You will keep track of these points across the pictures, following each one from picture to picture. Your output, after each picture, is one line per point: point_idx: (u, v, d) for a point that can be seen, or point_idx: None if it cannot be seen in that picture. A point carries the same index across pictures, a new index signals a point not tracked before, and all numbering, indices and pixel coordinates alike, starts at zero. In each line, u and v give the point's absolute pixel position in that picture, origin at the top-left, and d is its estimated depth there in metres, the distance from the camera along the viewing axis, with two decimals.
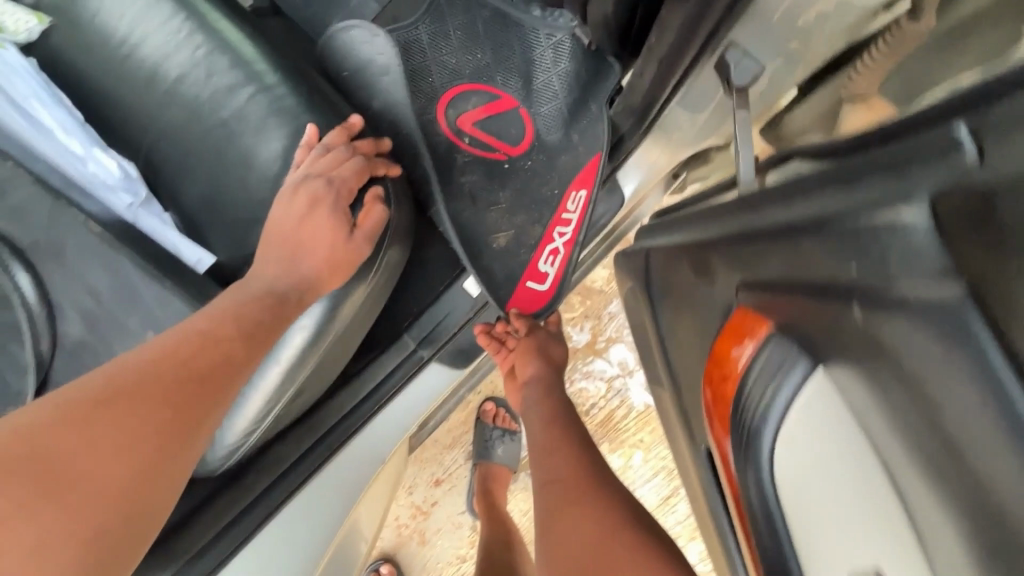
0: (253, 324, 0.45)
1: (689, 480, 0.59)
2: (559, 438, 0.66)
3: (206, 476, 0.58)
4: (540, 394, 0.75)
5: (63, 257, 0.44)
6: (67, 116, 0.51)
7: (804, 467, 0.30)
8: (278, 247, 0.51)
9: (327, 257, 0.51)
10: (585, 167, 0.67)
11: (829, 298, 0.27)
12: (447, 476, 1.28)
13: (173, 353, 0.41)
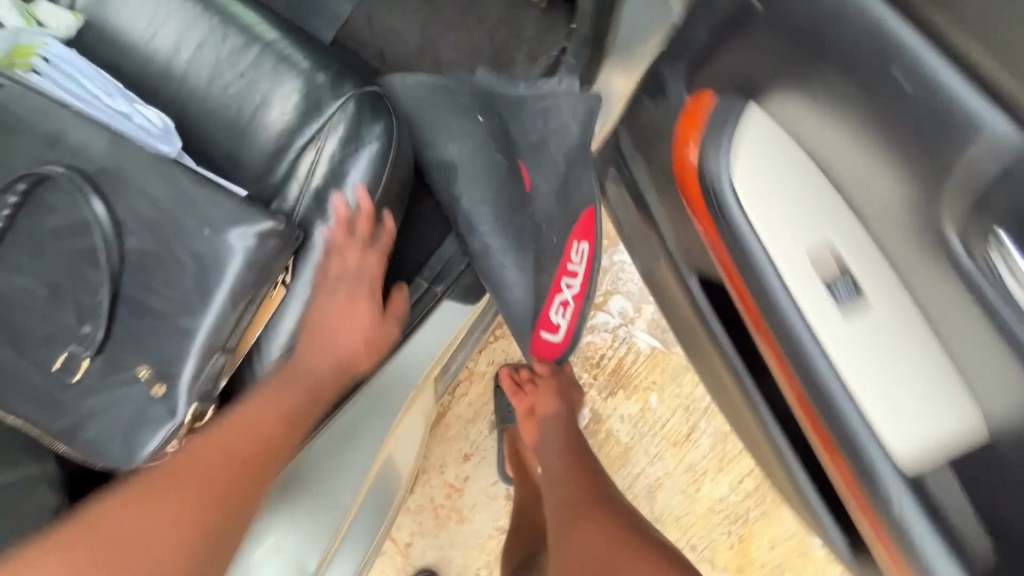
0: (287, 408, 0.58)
1: (697, 333, 0.65)
2: (572, 468, 0.85)
3: None
4: (561, 435, 0.89)
5: (124, 178, 0.52)
6: (108, 85, 0.60)
7: (759, 174, 0.45)
8: (323, 337, 0.62)
9: (361, 346, 0.65)
10: (584, 218, 0.63)
11: (759, 47, 0.44)
12: (475, 450, 1.31)
13: (221, 444, 0.53)
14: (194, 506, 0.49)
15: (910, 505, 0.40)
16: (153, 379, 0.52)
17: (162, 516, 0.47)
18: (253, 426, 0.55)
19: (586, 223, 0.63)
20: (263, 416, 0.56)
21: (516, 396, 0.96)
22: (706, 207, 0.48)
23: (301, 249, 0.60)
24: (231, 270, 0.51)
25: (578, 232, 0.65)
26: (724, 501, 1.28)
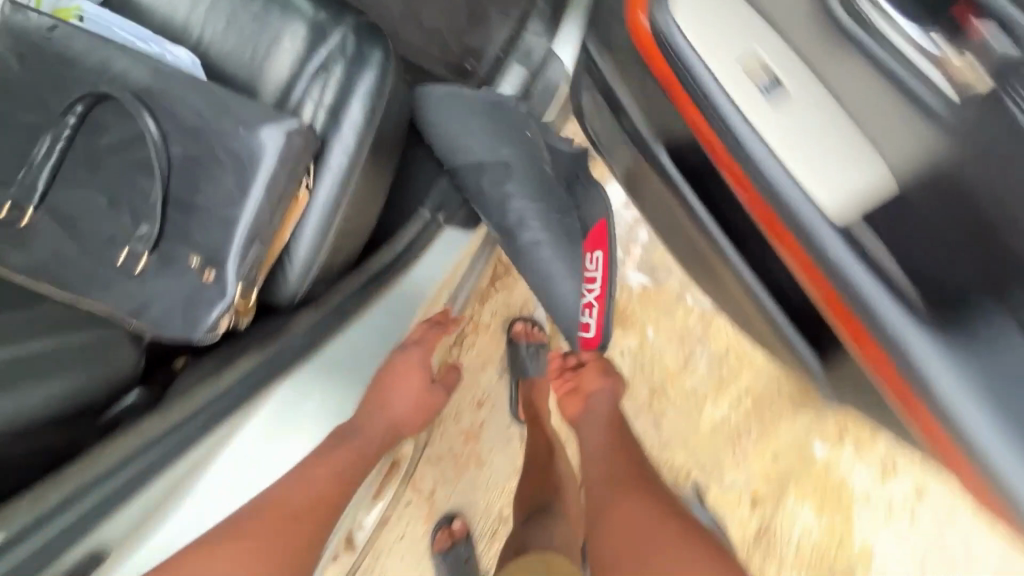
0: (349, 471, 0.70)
1: (674, 211, 0.76)
2: (612, 455, 0.87)
3: (291, 297, 0.72)
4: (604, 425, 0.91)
5: (168, 92, 0.60)
6: (139, 32, 0.70)
7: (693, 13, 0.55)
8: (380, 399, 0.78)
9: (409, 418, 0.81)
10: (597, 230, 0.83)
11: None
12: (487, 396, 1.38)
13: (296, 493, 0.64)
14: (274, 538, 0.59)
15: (865, 277, 0.47)
16: (204, 264, 0.60)
17: (241, 555, 0.56)
18: (326, 466, 0.68)
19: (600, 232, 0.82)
20: (321, 477, 0.67)
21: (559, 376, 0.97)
22: (671, 59, 0.57)
23: (319, 159, 0.69)
24: (265, 162, 0.60)
25: (592, 243, 0.83)
26: (724, 420, 1.36)
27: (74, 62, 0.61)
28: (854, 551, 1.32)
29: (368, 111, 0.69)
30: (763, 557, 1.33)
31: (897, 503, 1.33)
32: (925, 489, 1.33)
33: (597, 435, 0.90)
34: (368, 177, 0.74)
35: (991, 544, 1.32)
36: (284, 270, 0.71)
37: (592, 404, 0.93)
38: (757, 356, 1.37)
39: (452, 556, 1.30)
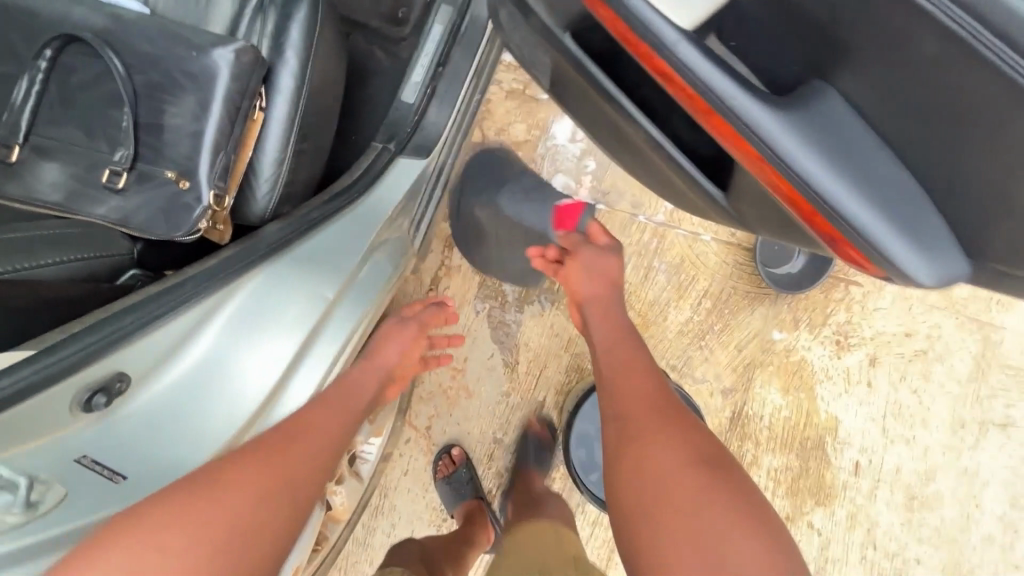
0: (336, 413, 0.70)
1: (589, 95, 0.85)
2: (641, 370, 0.87)
3: (264, 213, 0.80)
4: (603, 323, 1.01)
5: (124, 32, 0.69)
6: None
7: None
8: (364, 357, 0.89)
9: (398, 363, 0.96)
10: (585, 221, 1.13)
11: None
12: (468, 332, 1.46)
13: (289, 428, 0.63)
14: (280, 461, 0.59)
15: (730, 85, 0.54)
16: (177, 176, 0.69)
17: (242, 485, 0.54)
18: (327, 407, 0.69)
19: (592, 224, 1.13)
20: (316, 419, 0.67)
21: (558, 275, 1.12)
22: None
23: (269, 83, 0.77)
24: (219, 81, 0.69)
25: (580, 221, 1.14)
26: (688, 322, 1.48)
27: (39, 15, 0.69)
28: (821, 422, 1.45)
29: (305, 34, 0.78)
30: (739, 440, 1.45)
31: (853, 373, 1.46)
32: (875, 357, 1.46)
33: (608, 362, 0.92)
34: (317, 99, 0.82)
35: (939, 397, 1.45)
36: (251, 189, 0.79)
37: (608, 330, 0.99)
38: (710, 260, 1.48)
39: (455, 480, 1.39)
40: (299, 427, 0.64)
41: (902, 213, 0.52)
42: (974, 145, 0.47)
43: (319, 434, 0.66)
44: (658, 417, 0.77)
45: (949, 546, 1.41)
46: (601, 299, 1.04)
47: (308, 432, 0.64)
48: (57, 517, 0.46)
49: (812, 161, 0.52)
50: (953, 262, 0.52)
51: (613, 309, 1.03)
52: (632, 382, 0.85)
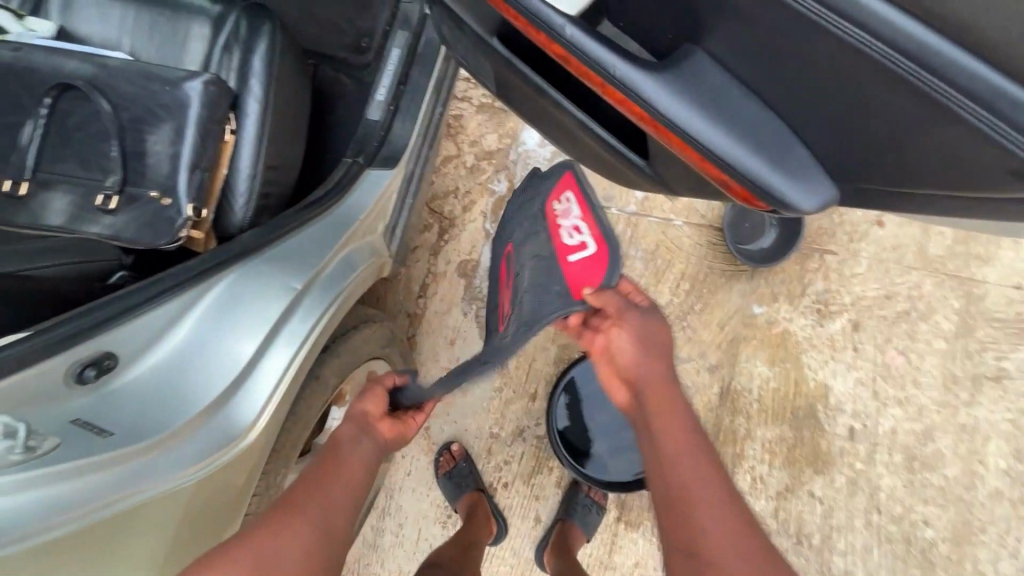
0: (339, 474, 0.79)
1: (523, 92, 0.93)
2: (701, 469, 0.79)
3: (241, 225, 0.88)
4: (663, 409, 0.84)
5: (109, 76, 0.81)
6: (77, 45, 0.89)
7: None
8: (346, 431, 0.87)
9: (372, 414, 0.91)
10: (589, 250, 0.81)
11: None
12: (457, 333, 1.55)
13: (302, 489, 0.74)
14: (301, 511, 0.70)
15: (607, 54, 0.61)
16: (161, 194, 0.79)
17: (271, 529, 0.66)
18: (330, 475, 0.78)
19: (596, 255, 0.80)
20: (334, 480, 0.77)
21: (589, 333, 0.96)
22: None
23: (238, 109, 0.88)
24: (192, 109, 0.80)
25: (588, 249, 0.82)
26: (669, 305, 1.52)
27: (38, 71, 0.81)
28: (811, 391, 1.46)
29: (266, 65, 0.89)
30: (731, 414, 1.47)
31: (838, 340, 1.48)
32: (858, 323, 1.48)
33: (669, 469, 0.80)
34: (283, 120, 0.92)
35: (928, 356, 1.46)
36: (231, 205, 0.88)
37: (664, 426, 0.83)
38: (684, 243, 1.54)
39: (456, 475, 1.44)
40: (314, 484, 0.75)
41: (778, 150, 0.58)
42: (874, 102, 0.49)
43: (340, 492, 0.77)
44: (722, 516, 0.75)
45: (956, 505, 1.40)
46: (660, 382, 0.87)
47: (302, 492, 0.73)
48: (53, 460, 0.54)
49: (689, 111, 0.58)
50: (827, 187, 0.59)
51: (668, 389, 0.87)
52: (697, 478, 0.78)
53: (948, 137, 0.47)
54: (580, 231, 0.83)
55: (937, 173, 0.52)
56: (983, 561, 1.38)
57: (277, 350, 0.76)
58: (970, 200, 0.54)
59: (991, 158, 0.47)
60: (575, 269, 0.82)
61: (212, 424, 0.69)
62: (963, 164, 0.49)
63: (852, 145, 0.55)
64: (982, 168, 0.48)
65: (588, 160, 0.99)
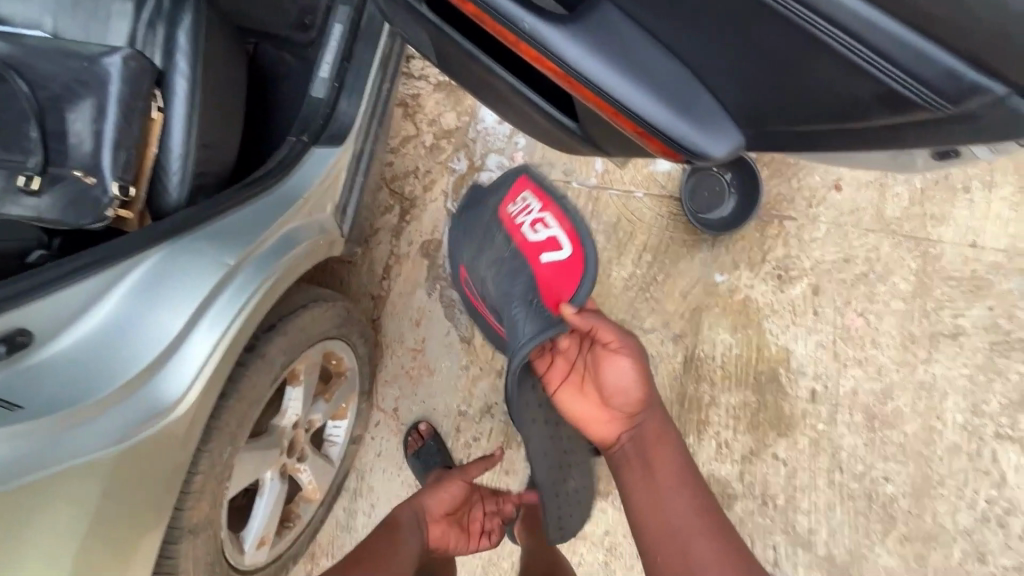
0: (393, 538, 1.12)
1: (457, 61, 0.92)
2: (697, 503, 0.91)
3: (175, 205, 0.87)
4: (656, 443, 0.97)
5: (27, 58, 0.80)
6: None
7: None
8: (410, 509, 1.23)
9: (437, 494, 1.26)
10: (573, 260, 0.99)
11: None
12: (422, 313, 1.55)
13: (367, 550, 1.07)
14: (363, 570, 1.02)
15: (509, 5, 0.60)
16: (85, 174, 0.78)
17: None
18: (392, 542, 1.11)
19: (574, 264, 0.99)
20: (394, 543, 1.11)
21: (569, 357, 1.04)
22: None
23: (165, 87, 0.86)
24: (113, 86, 0.79)
25: (568, 257, 1.00)
26: (631, 277, 1.53)
27: None
28: (772, 355, 1.48)
29: (192, 40, 0.87)
30: (696, 381, 1.49)
31: (798, 305, 1.49)
32: (818, 287, 1.49)
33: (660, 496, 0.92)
34: (215, 97, 0.91)
35: (887, 316, 1.48)
36: (163, 183, 0.86)
37: (660, 459, 0.95)
38: (645, 215, 1.54)
39: (424, 454, 1.46)
40: (378, 549, 1.08)
41: (682, 98, 0.58)
42: (755, 33, 0.50)
43: (398, 557, 1.09)
44: (710, 538, 0.86)
45: (915, 460, 1.43)
46: (654, 414, 1.00)
47: (367, 557, 1.05)
48: None
49: (591, 61, 0.58)
50: (732, 132, 0.59)
51: (660, 424, 0.99)
52: (686, 505, 0.90)
53: (817, 65, 0.49)
54: (551, 231, 1.01)
55: (820, 108, 0.54)
56: (943, 514, 1.41)
57: (208, 324, 0.76)
58: (853, 135, 0.56)
59: (857, 85, 0.48)
60: (549, 271, 1.00)
61: (135, 399, 0.69)
62: (836, 94, 0.51)
63: (745, 85, 0.55)
64: (851, 98, 0.50)
65: (530, 129, 0.98)
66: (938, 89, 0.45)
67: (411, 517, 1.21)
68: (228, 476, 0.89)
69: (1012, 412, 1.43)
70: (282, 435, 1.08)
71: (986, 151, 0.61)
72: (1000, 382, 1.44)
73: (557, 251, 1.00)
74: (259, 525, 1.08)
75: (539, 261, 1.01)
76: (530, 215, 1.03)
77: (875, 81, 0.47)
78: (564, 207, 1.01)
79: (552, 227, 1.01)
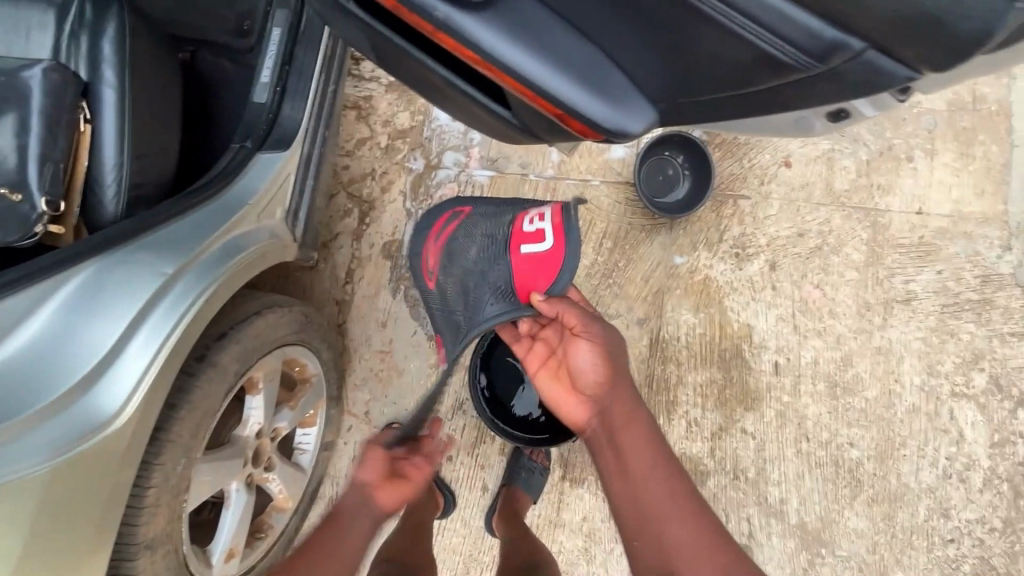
0: (334, 530, 0.96)
1: (394, 59, 0.91)
2: (669, 483, 0.90)
3: (111, 218, 0.85)
4: (626, 428, 0.95)
5: None
6: None
7: None
8: (341, 504, 1.01)
9: (366, 472, 1.05)
10: (550, 259, 0.94)
11: None
12: (388, 314, 1.54)
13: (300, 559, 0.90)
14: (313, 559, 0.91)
15: None
16: (12, 192, 0.76)
17: None
18: (331, 530, 0.96)
19: (550, 263, 0.94)
20: (337, 539, 0.95)
21: (541, 344, 1.08)
22: None
23: (93, 99, 0.85)
24: (35, 101, 0.78)
25: (546, 255, 0.94)
26: (594, 265, 1.54)
27: None
28: (735, 332, 1.51)
29: (117, 49, 0.86)
30: (663, 362, 1.51)
31: (757, 282, 1.52)
32: (775, 262, 1.53)
33: (632, 481, 0.91)
34: (147, 107, 0.90)
35: (842, 287, 1.52)
36: (98, 197, 0.85)
37: (631, 444, 0.94)
38: (603, 202, 1.55)
39: None
40: (320, 544, 0.93)
41: (593, 77, 0.60)
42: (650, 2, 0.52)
43: (345, 546, 0.95)
44: (683, 521, 0.87)
45: (878, 424, 1.47)
46: (621, 398, 0.98)
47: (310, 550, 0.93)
48: None
49: (504, 47, 0.59)
50: (642, 110, 0.61)
51: (629, 406, 0.97)
52: (658, 489, 0.90)
53: (703, 36, 0.52)
54: (543, 226, 0.94)
55: (717, 75, 0.56)
56: (907, 474, 1.45)
57: (146, 334, 0.75)
58: (748, 101, 0.59)
59: (739, 51, 0.52)
60: (525, 264, 0.97)
61: (71, 414, 0.68)
62: (725, 61, 0.54)
63: (649, 58, 0.58)
64: (737, 63, 0.53)
65: (471, 120, 0.98)
66: (806, 50, 0.48)
67: (352, 505, 1.00)
68: (186, 488, 0.88)
69: (966, 370, 1.48)
70: (244, 446, 1.06)
71: (869, 108, 0.66)
72: (952, 342, 1.49)
73: (539, 244, 0.95)
74: (227, 538, 1.07)
75: (522, 250, 0.97)
76: (537, 207, 0.98)
77: (754, 46, 0.50)
78: (567, 206, 0.92)
79: (547, 219, 0.94)
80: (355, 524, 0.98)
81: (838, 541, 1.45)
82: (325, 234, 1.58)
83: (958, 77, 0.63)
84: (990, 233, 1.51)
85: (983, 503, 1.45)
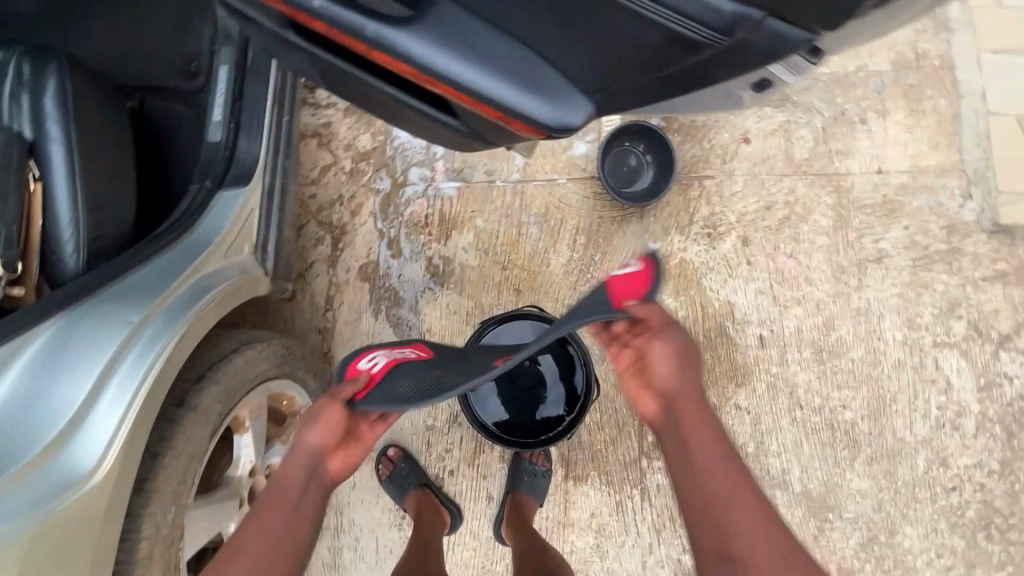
0: (284, 499, 0.85)
1: (340, 81, 0.91)
2: (738, 478, 0.82)
3: (73, 272, 0.85)
4: (696, 426, 0.85)
5: None
6: None
7: None
8: (292, 472, 0.87)
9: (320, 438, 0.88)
10: (641, 271, 0.87)
11: None
12: (373, 337, 1.54)
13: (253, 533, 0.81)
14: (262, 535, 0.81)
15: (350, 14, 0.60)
16: None
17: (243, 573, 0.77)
18: (280, 499, 0.85)
19: (643, 273, 0.87)
20: (284, 506, 0.84)
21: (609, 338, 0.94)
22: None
23: (41, 156, 0.84)
24: None
25: (638, 271, 0.88)
26: (571, 262, 1.55)
27: None
28: (716, 311, 1.52)
29: (60, 105, 0.85)
30: None
31: (731, 259, 1.54)
32: (746, 237, 1.55)
33: (700, 484, 0.81)
34: (97, 158, 0.89)
35: (815, 253, 1.54)
36: (58, 253, 0.84)
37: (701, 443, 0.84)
38: (572, 199, 1.57)
39: (397, 477, 1.44)
40: (268, 511, 0.83)
41: (525, 76, 0.61)
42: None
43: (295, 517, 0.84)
44: (760, 533, 0.77)
45: (867, 383, 1.49)
46: (691, 395, 0.87)
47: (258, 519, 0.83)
48: None
49: (437, 57, 0.60)
50: (579, 103, 0.63)
51: (700, 400, 0.88)
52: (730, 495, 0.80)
53: (622, 22, 0.54)
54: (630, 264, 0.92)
55: (637, 62, 0.58)
56: (901, 429, 1.47)
57: (117, 383, 0.75)
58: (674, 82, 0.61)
59: (651, 33, 0.54)
60: (618, 281, 0.88)
61: (47, 474, 0.68)
62: (642, 45, 0.56)
63: (576, 52, 0.59)
64: (651, 45, 0.56)
65: (424, 133, 0.98)
66: (710, 24, 0.51)
67: (303, 475, 0.87)
68: (181, 536, 0.88)
69: (945, 320, 1.51)
70: (238, 486, 1.05)
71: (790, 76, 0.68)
72: (928, 294, 1.52)
73: (626, 268, 0.90)
74: None
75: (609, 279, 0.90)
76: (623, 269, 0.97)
77: (664, 26, 0.53)
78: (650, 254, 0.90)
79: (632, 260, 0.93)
80: (308, 495, 0.86)
81: (843, 503, 1.46)
82: (300, 264, 1.57)
83: (863, 31, 0.64)
84: (950, 184, 1.54)
85: (979, 448, 1.47)
